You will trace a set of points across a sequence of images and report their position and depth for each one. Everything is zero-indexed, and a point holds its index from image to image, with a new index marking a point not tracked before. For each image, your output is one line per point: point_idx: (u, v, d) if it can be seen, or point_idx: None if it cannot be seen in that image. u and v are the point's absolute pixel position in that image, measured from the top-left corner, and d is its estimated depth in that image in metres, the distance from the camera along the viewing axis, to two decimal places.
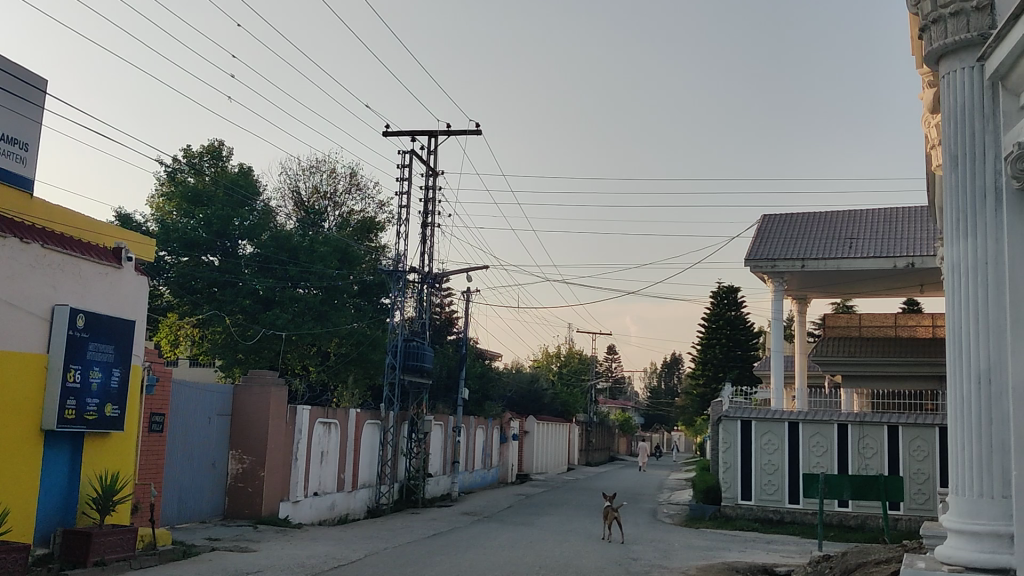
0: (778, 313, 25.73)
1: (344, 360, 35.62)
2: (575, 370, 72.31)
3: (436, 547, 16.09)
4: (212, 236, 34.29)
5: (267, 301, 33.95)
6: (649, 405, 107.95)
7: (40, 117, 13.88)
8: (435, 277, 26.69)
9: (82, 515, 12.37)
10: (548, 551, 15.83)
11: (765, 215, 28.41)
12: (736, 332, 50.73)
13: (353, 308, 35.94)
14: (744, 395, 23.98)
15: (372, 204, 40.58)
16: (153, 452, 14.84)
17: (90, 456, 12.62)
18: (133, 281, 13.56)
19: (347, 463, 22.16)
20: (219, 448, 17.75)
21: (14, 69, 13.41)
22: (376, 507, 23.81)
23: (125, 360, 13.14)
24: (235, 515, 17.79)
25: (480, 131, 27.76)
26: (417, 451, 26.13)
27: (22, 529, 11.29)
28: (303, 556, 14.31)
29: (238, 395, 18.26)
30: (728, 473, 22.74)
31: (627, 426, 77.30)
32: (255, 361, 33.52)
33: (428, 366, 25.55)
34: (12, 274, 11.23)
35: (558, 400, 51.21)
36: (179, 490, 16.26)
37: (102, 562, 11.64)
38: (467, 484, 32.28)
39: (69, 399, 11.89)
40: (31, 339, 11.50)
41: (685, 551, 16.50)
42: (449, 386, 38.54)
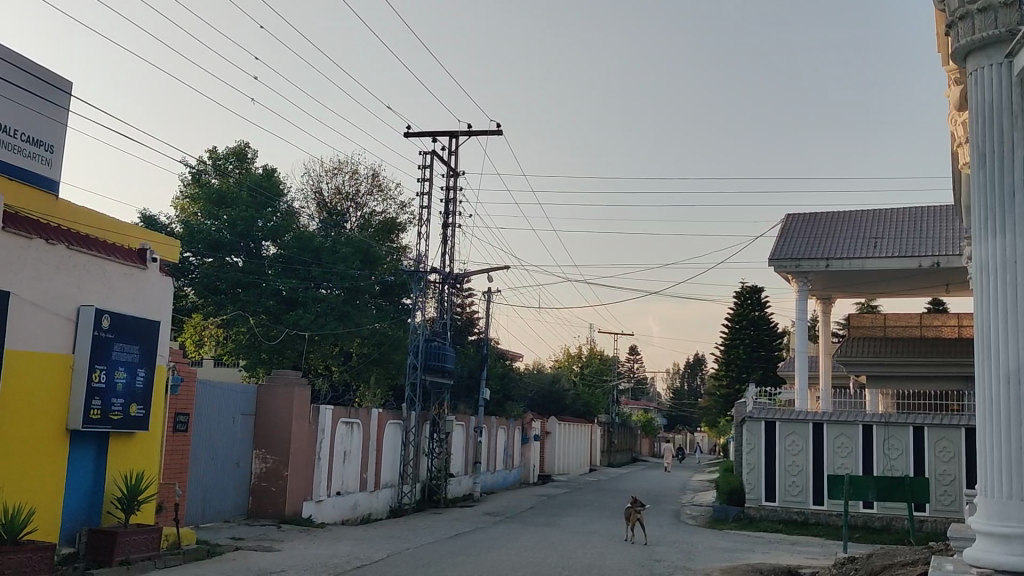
0: (802, 313, 25.55)
1: (366, 360, 35.66)
2: (597, 370, 72.23)
3: (459, 547, 16.10)
4: (235, 238, 34.42)
5: (291, 302, 34.16)
6: (671, 406, 107.69)
7: (64, 119, 14.02)
8: (457, 278, 26.70)
9: (107, 515, 12.45)
10: (571, 551, 15.82)
11: (788, 214, 28.21)
12: (760, 332, 50.54)
13: (375, 309, 35.98)
14: (769, 396, 23.84)
15: (393, 205, 40.60)
16: (176, 452, 14.88)
17: (115, 456, 12.67)
18: (158, 282, 13.63)
19: (369, 463, 22.20)
20: (243, 447, 17.83)
21: (38, 71, 13.61)
22: (398, 507, 23.84)
23: (149, 360, 13.20)
24: (259, 515, 17.86)
25: (501, 132, 28.14)
26: (438, 451, 26.19)
27: (48, 528, 11.39)
28: (325, 555, 14.30)
29: (262, 395, 18.31)
30: (752, 474, 22.55)
31: (649, 427, 77.14)
32: (279, 361, 33.69)
33: (449, 366, 25.53)
34: (37, 274, 11.29)
35: (580, 400, 51.13)
36: (204, 488, 16.33)
37: (127, 562, 11.69)
38: (489, 486, 32.32)
39: (94, 398, 11.95)
40: (56, 340, 11.57)
41: (710, 552, 16.47)
42: (471, 386, 38.59)
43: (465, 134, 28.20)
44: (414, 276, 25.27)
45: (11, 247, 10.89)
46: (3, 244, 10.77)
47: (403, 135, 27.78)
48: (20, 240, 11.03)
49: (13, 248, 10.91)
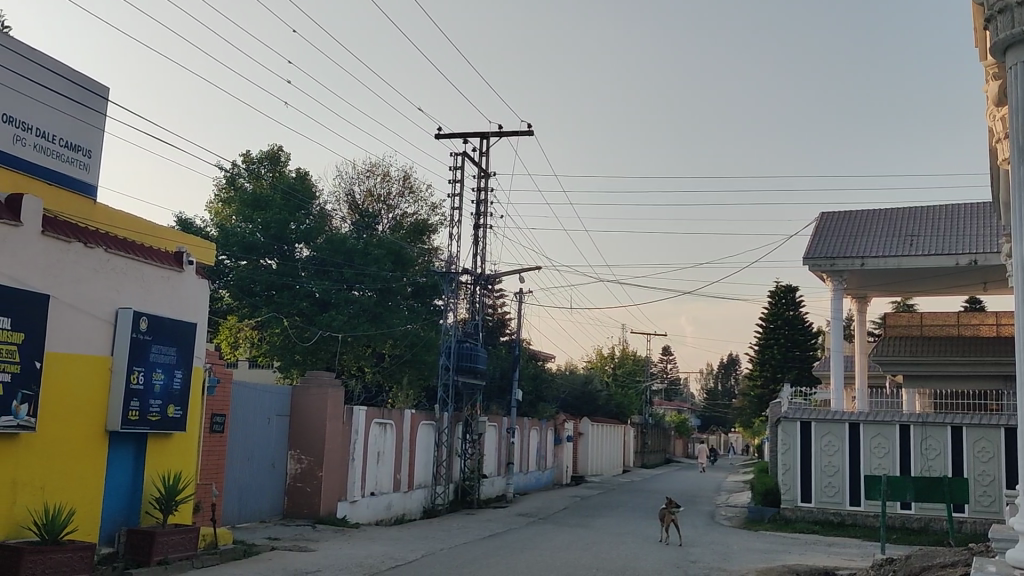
0: (837, 312, 25.30)
1: (398, 361, 35.77)
2: (630, 370, 71.95)
3: (494, 548, 16.17)
4: (270, 241, 34.73)
5: (324, 303, 34.38)
6: (705, 406, 107.05)
7: (101, 124, 14.31)
8: (488, 278, 26.72)
9: (146, 515, 12.59)
10: (606, 553, 15.76)
11: (822, 212, 27.95)
12: (795, 332, 50.15)
13: (407, 310, 36.08)
14: (804, 396, 23.66)
15: (425, 207, 40.70)
16: (213, 453, 15.03)
17: (153, 456, 12.82)
18: (194, 284, 13.76)
19: (402, 464, 22.26)
20: (279, 448, 17.96)
21: (74, 76, 13.90)
22: (432, 507, 23.93)
23: (186, 362, 13.34)
24: (295, 514, 18.01)
25: (531, 132, 28.14)
26: (471, 452, 26.23)
27: (87, 528, 11.52)
28: (360, 556, 14.39)
29: (296, 396, 18.42)
30: (787, 475, 22.35)
31: (683, 428, 76.75)
32: (313, 362, 33.90)
33: (482, 367, 25.54)
34: (77, 278, 11.44)
35: (613, 401, 50.96)
36: (240, 489, 16.48)
37: (165, 562, 11.81)
38: (522, 486, 32.38)
39: (132, 400, 12.09)
40: (95, 343, 11.71)
41: (745, 553, 16.35)
42: (503, 387, 38.63)
43: (496, 135, 28.22)
44: (445, 277, 25.29)
45: (52, 251, 11.02)
46: (43, 249, 10.88)
47: (434, 137, 27.88)
48: (59, 244, 11.13)
49: (52, 252, 11.01)
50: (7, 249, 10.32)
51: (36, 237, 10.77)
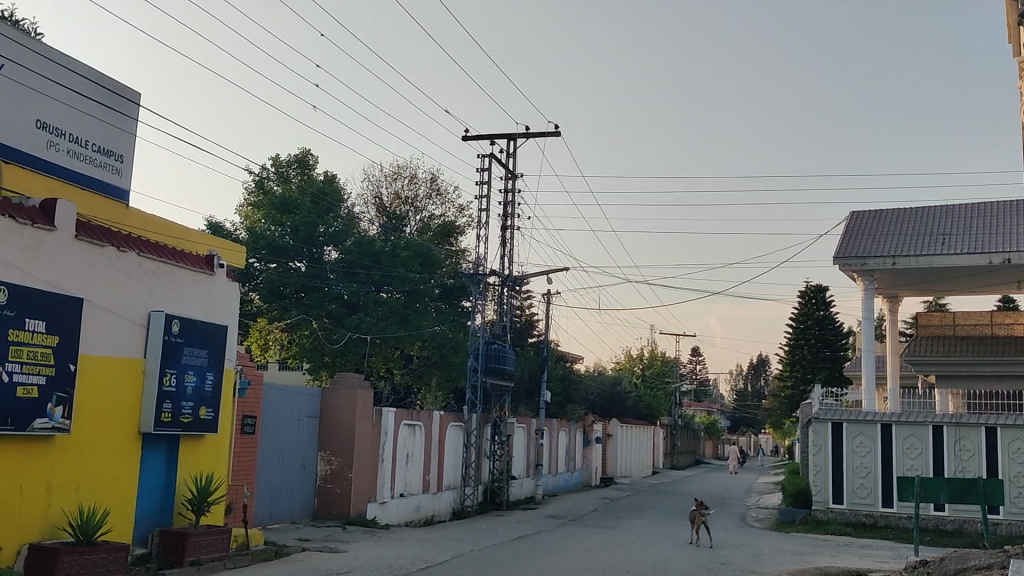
0: (868, 312, 25.09)
1: (427, 363, 35.84)
2: (659, 372, 71.72)
3: (523, 549, 16.19)
4: (299, 243, 35.00)
5: (352, 305, 34.53)
6: (734, 408, 106.44)
7: (136, 129, 14.55)
8: (516, 279, 26.73)
9: (178, 516, 12.71)
10: (636, 555, 15.68)
11: (853, 211, 27.72)
12: (825, 332, 49.75)
13: (435, 311, 36.13)
14: (835, 396, 23.48)
15: (452, 209, 40.81)
16: (245, 454, 15.14)
17: (185, 457, 12.93)
18: (225, 287, 13.87)
19: (432, 465, 22.32)
20: (309, 449, 18.06)
21: (109, 83, 14.20)
22: (461, 509, 23.97)
23: (218, 363, 13.44)
24: (325, 515, 18.12)
25: (558, 132, 28.15)
26: (500, 454, 26.23)
27: (121, 529, 11.64)
28: (390, 557, 14.46)
29: (326, 397, 18.52)
30: (818, 476, 22.15)
31: (713, 429, 76.37)
32: (342, 364, 34.05)
33: (510, 368, 25.54)
34: (110, 281, 11.55)
35: (642, 403, 50.81)
36: (271, 490, 16.59)
37: (197, 562, 11.90)
38: (551, 488, 32.33)
39: (164, 402, 12.20)
40: (128, 345, 11.83)
41: (777, 555, 16.23)
42: (532, 389, 38.66)
43: (523, 136, 28.28)
44: (473, 279, 25.34)
45: (85, 255, 11.13)
46: (77, 253, 11.00)
47: (461, 139, 27.97)
48: (93, 248, 11.26)
49: (86, 256, 11.13)
50: (41, 254, 10.45)
51: (70, 241, 10.89)
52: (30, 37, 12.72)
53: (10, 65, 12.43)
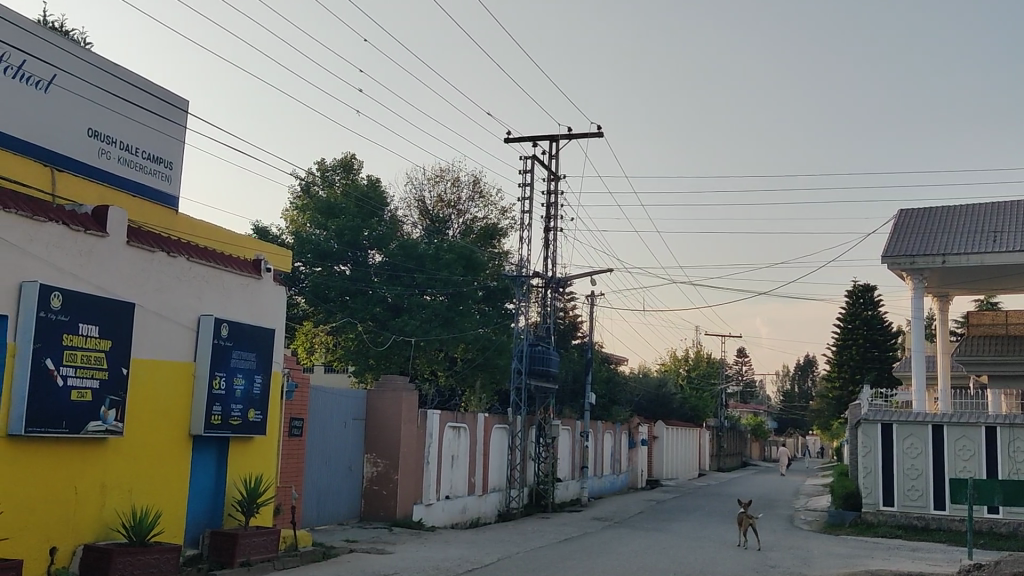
0: (917, 312, 24.70)
1: (471, 365, 35.92)
2: (705, 373, 71.21)
3: (569, 551, 16.15)
4: (343, 247, 35.35)
5: (396, 309, 34.72)
6: (782, 410, 105.22)
7: (185, 135, 14.81)
8: (559, 282, 26.70)
9: (229, 517, 12.87)
10: (683, 557, 15.60)
11: (901, 209, 27.31)
12: (873, 332, 49.10)
13: (478, 314, 36.09)
14: (884, 398, 23.17)
15: (495, 211, 40.86)
16: (293, 456, 15.30)
17: (235, 459, 13.09)
18: (273, 291, 14.02)
19: (477, 467, 22.38)
20: (355, 452, 18.19)
21: (157, 91, 14.45)
22: (506, 511, 24.00)
23: (266, 367, 13.59)
24: (371, 517, 18.26)
25: (601, 133, 28.11)
26: (545, 456, 26.23)
27: (173, 531, 11.83)
28: (437, 559, 14.52)
29: (371, 401, 18.63)
30: (868, 478, 21.86)
31: (760, 431, 75.66)
32: (386, 366, 34.29)
33: (554, 371, 25.52)
34: (160, 286, 11.74)
35: (688, 405, 50.46)
36: (319, 492, 16.75)
37: (247, 563, 12.03)
38: (597, 490, 32.24)
39: (215, 405, 12.37)
40: (178, 348, 12.00)
41: (826, 558, 16.06)
42: (576, 391, 38.60)
43: (565, 137, 28.26)
44: (517, 281, 25.35)
45: (136, 260, 11.32)
46: (129, 259, 11.20)
47: (503, 141, 28.06)
48: (144, 253, 11.45)
49: (137, 261, 11.32)
50: (94, 259, 10.64)
51: (122, 246, 11.08)
52: (81, 46, 12.97)
53: (63, 75, 12.67)
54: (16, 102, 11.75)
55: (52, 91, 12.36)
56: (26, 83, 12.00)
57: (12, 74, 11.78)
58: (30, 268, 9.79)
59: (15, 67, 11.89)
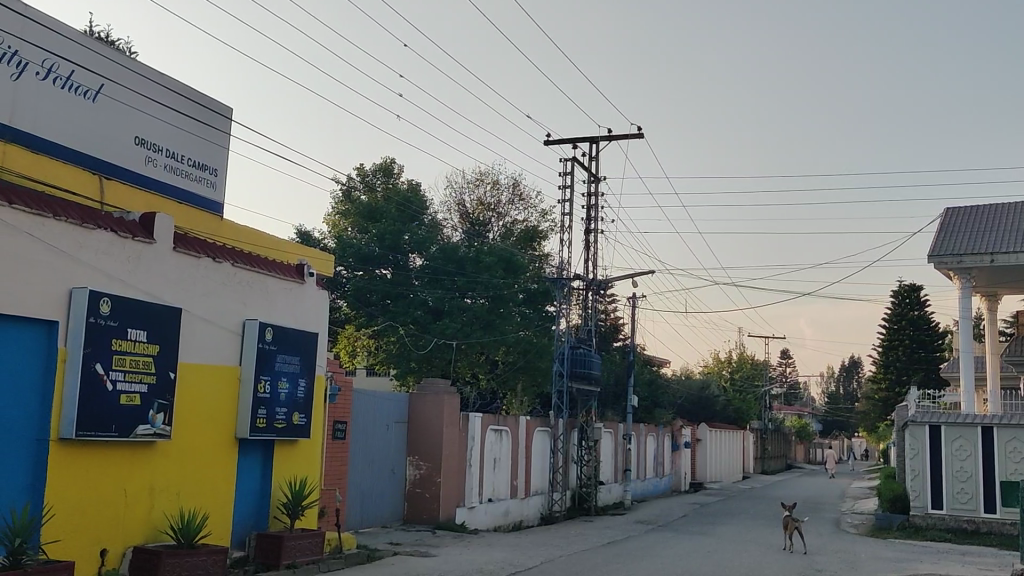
0: (966, 312, 24.31)
1: (512, 368, 35.97)
2: (748, 375, 70.61)
3: (613, 555, 16.11)
4: (384, 251, 35.56)
5: (437, 312, 34.80)
6: (827, 411, 103.98)
7: (227, 141, 15.01)
8: (600, 284, 26.63)
9: (274, 519, 13.00)
10: (729, 561, 15.48)
11: (947, 208, 26.91)
12: (919, 333, 48.39)
13: (519, 317, 36.05)
14: (932, 399, 22.83)
15: (535, 214, 40.88)
16: (336, 459, 15.42)
17: (280, 462, 13.22)
18: (315, 295, 14.14)
19: (519, 470, 22.40)
20: (398, 454, 18.28)
21: (198, 97, 14.62)
22: (549, 514, 23.98)
23: (310, 370, 13.71)
24: (414, 519, 18.34)
25: (640, 134, 28.03)
26: (587, 459, 26.17)
27: (220, 532, 11.97)
28: (480, 561, 14.57)
29: (413, 403, 18.70)
30: (916, 481, 21.54)
31: (805, 433, 74.84)
32: (428, 369, 34.42)
33: (596, 373, 25.47)
34: (206, 290, 11.88)
35: (731, 407, 50.07)
36: (362, 495, 16.85)
37: (293, 565, 12.14)
38: (640, 493, 32.10)
39: (260, 408, 12.50)
40: (224, 353, 12.15)
41: (875, 562, 15.84)
42: (618, 394, 38.53)
43: (605, 138, 28.21)
44: (557, 283, 25.31)
45: (182, 265, 11.48)
46: (175, 265, 11.35)
47: (543, 144, 28.09)
48: (190, 259, 11.61)
49: (183, 267, 11.47)
50: (141, 265, 10.80)
51: (169, 252, 11.24)
52: (126, 56, 13.17)
53: (110, 83, 12.88)
54: (66, 112, 11.96)
55: (99, 100, 12.57)
56: (75, 93, 12.21)
57: (61, 84, 11.99)
58: (80, 275, 9.97)
59: (64, 77, 12.11)
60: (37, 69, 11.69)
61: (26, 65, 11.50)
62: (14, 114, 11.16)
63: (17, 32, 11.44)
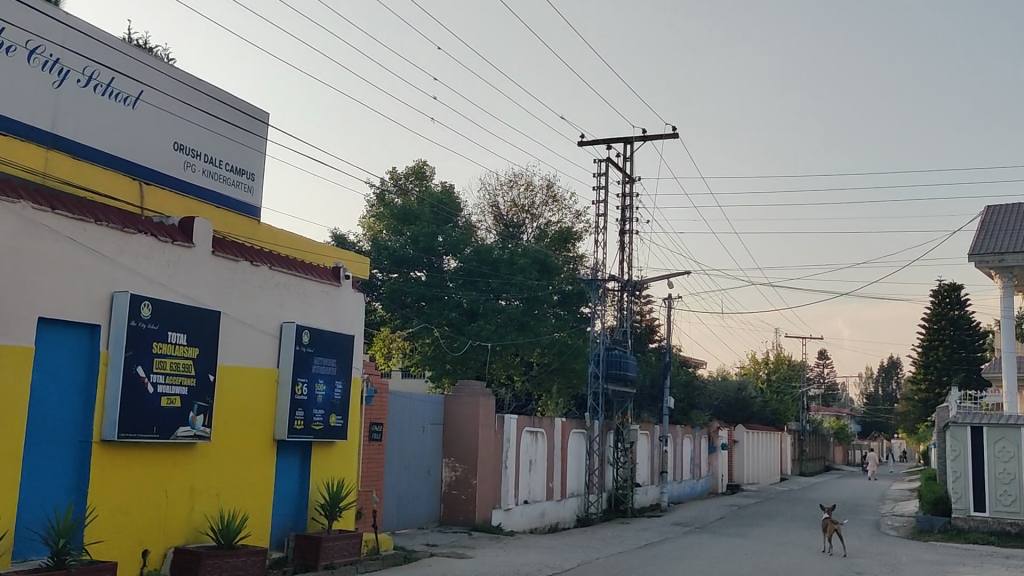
0: (1008, 311, 23.94)
1: (547, 370, 35.96)
2: (785, 376, 70.04)
3: (651, 557, 16.06)
4: (418, 253, 35.67)
5: (472, 314, 34.81)
6: (865, 412, 102.86)
7: (265, 146, 15.17)
8: (636, 285, 26.54)
9: (312, 521, 13.10)
10: (769, 563, 15.37)
11: (988, 206, 26.54)
12: (960, 333, 47.72)
13: (554, 318, 36.00)
14: (973, 400, 22.52)
15: (569, 215, 40.83)
16: (373, 461, 15.50)
17: (318, 464, 13.32)
18: (351, 298, 14.22)
19: (555, 472, 22.38)
20: (434, 456, 18.35)
21: (236, 103, 14.80)
22: (586, 516, 23.93)
23: (346, 372, 13.80)
24: (451, 521, 18.39)
25: (675, 135, 27.93)
26: (623, 461, 26.08)
27: (260, 533, 12.09)
28: (518, 563, 14.60)
29: (449, 405, 18.75)
30: (958, 483, 21.23)
31: (843, 434, 74.14)
32: (464, 371, 34.36)
33: (631, 374, 25.37)
34: (244, 294, 12.00)
35: (768, 408, 49.69)
36: (399, 497, 16.93)
37: (331, 566, 12.22)
38: (677, 495, 31.94)
39: (298, 410, 12.60)
40: (262, 355, 12.27)
41: (916, 565, 15.65)
42: (654, 395, 38.37)
43: (639, 139, 28.14)
44: (592, 285, 25.25)
45: (221, 269, 11.60)
46: (214, 269, 11.47)
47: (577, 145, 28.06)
48: (229, 263, 11.73)
49: (222, 270, 11.59)
50: (181, 269, 10.93)
51: (208, 257, 11.37)
52: (165, 63, 13.35)
53: (149, 90, 13.05)
54: (107, 119, 12.14)
55: (138, 107, 12.73)
56: (115, 100, 12.38)
57: (101, 92, 12.16)
58: (122, 279, 10.11)
59: (104, 84, 12.28)
60: (78, 77, 11.86)
61: (67, 73, 11.67)
62: (55, 121, 11.34)
63: (58, 40, 11.62)
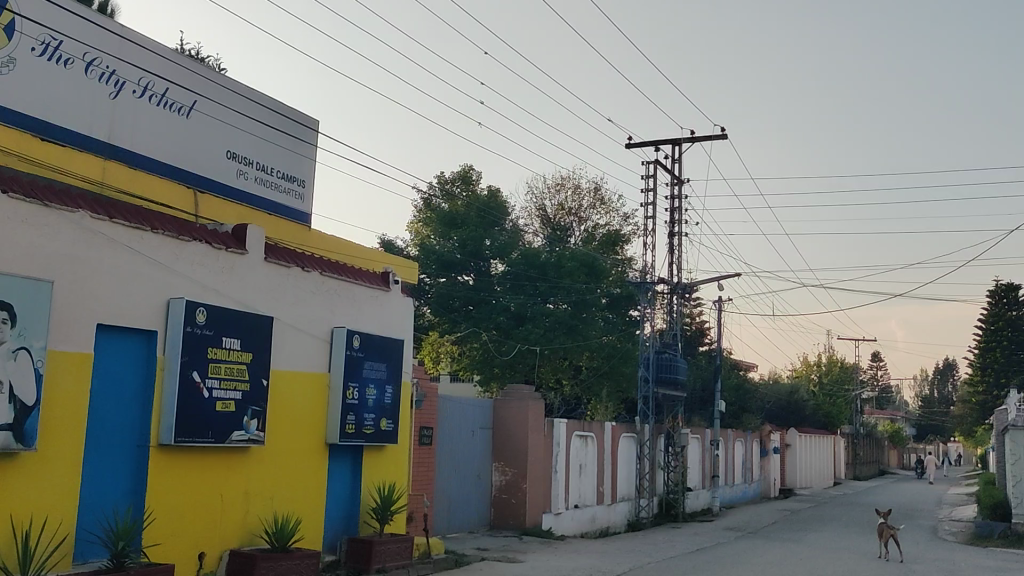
0: None
1: (596, 374, 35.89)
2: (837, 378, 69.08)
3: (703, 562, 15.94)
4: (466, 258, 35.83)
5: (520, 317, 34.82)
6: (921, 415, 101.09)
7: (315, 153, 15.33)
8: (685, 287, 26.36)
9: (364, 524, 13.20)
10: (823, 569, 15.17)
11: None
12: (1018, 333, 46.71)
13: (603, 322, 35.91)
14: None
15: (617, 218, 40.70)
16: (423, 465, 15.59)
17: (369, 467, 13.42)
18: (401, 303, 14.30)
19: (605, 476, 22.31)
20: (484, 460, 18.39)
21: (287, 111, 14.99)
22: (636, 520, 23.81)
23: (397, 376, 13.88)
24: (501, 525, 18.43)
25: (724, 136, 27.72)
26: (674, 465, 25.91)
27: (313, 536, 12.22)
28: (568, 567, 14.59)
29: (499, 409, 18.77)
30: (1018, 487, 20.70)
31: (898, 437, 72.93)
32: (510, 375, 34.63)
33: (681, 378, 25.19)
34: (296, 300, 12.13)
35: (821, 411, 49.06)
36: (449, 500, 16.99)
37: (383, 570, 12.30)
38: (729, 499, 31.66)
39: (349, 414, 12.71)
40: (313, 360, 12.39)
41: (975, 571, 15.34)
42: (704, 399, 38.07)
43: (688, 140, 27.99)
44: (641, 288, 25.12)
45: (273, 275, 11.74)
46: (266, 275, 11.62)
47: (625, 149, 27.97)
48: (281, 269, 11.89)
49: (274, 276, 11.74)
50: (235, 275, 11.09)
51: (260, 263, 11.52)
52: (218, 72, 13.57)
53: (202, 100, 13.28)
54: (161, 129, 12.38)
55: (192, 116, 12.97)
56: (169, 109, 12.62)
57: (156, 102, 12.40)
58: (177, 285, 10.28)
59: (159, 94, 12.51)
60: (134, 88, 12.09)
61: (124, 83, 11.92)
62: (113, 131, 11.59)
63: (114, 52, 11.87)
